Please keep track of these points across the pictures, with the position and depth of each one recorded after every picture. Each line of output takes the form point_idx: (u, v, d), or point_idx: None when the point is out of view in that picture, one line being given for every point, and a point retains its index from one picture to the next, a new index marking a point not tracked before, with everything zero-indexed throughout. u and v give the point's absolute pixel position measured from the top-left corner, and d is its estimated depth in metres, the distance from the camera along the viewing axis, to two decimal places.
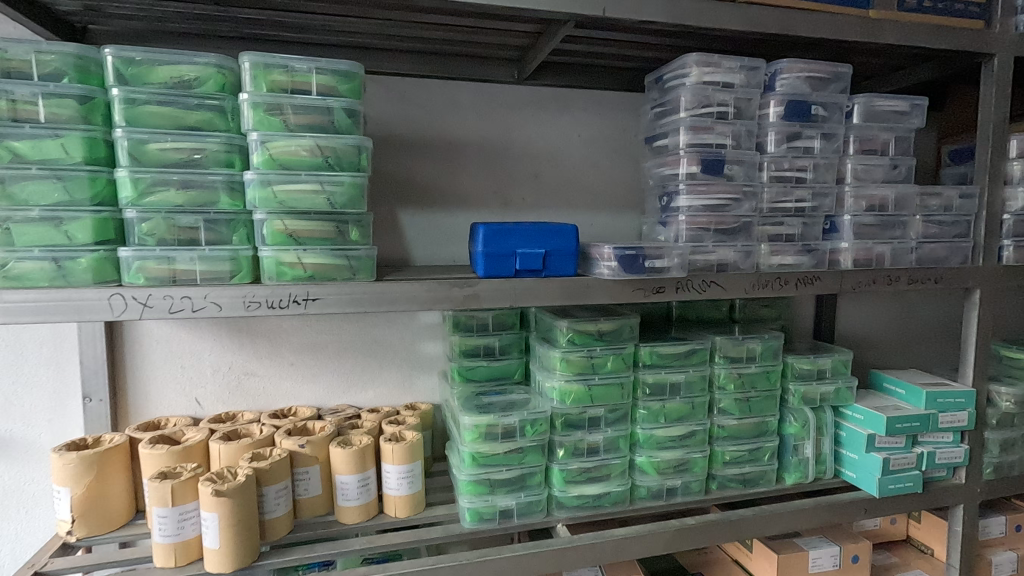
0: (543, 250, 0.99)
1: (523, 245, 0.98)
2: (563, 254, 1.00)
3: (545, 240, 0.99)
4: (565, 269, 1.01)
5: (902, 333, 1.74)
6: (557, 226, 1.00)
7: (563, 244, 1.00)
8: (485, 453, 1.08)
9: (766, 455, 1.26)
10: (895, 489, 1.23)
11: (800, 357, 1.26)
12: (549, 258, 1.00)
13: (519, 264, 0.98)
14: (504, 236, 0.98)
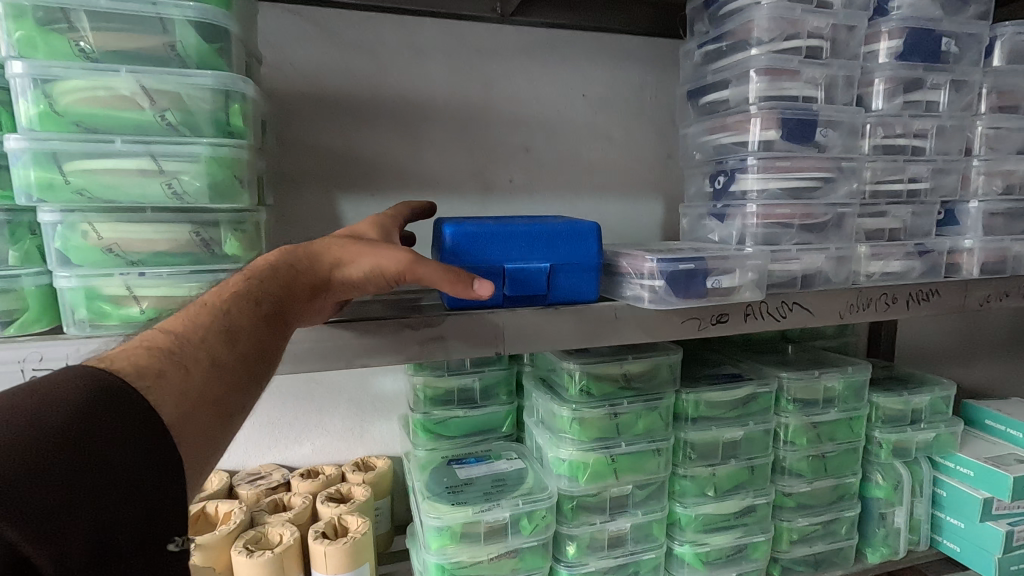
0: (546, 264, 0.63)
1: (515, 256, 0.62)
2: (578, 268, 0.64)
3: (548, 249, 0.63)
4: (582, 292, 0.65)
5: (968, 339, 1.43)
6: (568, 227, 0.64)
7: (577, 255, 0.64)
8: (461, 563, 0.73)
9: (845, 528, 0.93)
10: (1015, 569, 0.92)
11: (889, 395, 0.93)
12: (555, 277, 0.63)
13: (508, 287, 0.62)
14: (483, 244, 0.61)
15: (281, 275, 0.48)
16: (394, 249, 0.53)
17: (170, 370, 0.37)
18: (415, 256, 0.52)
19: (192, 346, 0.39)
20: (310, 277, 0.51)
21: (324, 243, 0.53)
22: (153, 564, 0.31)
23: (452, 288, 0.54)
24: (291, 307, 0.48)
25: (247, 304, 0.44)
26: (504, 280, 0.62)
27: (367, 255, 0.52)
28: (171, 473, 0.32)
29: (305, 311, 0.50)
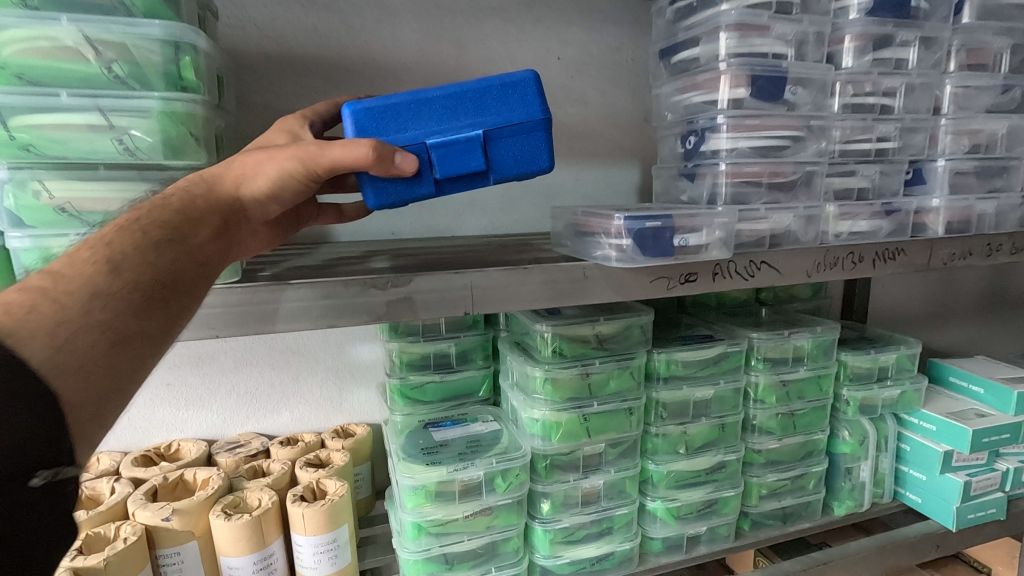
0: (475, 133, 0.54)
1: (435, 129, 0.54)
2: (513, 129, 0.56)
3: (474, 112, 0.55)
4: (525, 160, 0.57)
5: (939, 302, 1.46)
6: (494, 81, 0.55)
7: (510, 113, 0.55)
8: (437, 520, 0.74)
9: (812, 483, 0.95)
10: (974, 518, 0.95)
11: (857, 354, 0.95)
12: (490, 146, 0.55)
13: (436, 170, 0.55)
14: (398, 122, 0.54)
15: (179, 199, 0.44)
16: (291, 147, 0.49)
17: (44, 309, 0.33)
18: (317, 146, 0.49)
19: (66, 279, 0.35)
20: (213, 200, 0.46)
21: (228, 165, 0.50)
22: (15, 499, 0.30)
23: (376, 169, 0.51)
24: (197, 231, 0.44)
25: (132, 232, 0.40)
26: (430, 162, 0.55)
27: (270, 162, 0.49)
28: (38, 409, 0.30)
29: (221, 239, 0.46)
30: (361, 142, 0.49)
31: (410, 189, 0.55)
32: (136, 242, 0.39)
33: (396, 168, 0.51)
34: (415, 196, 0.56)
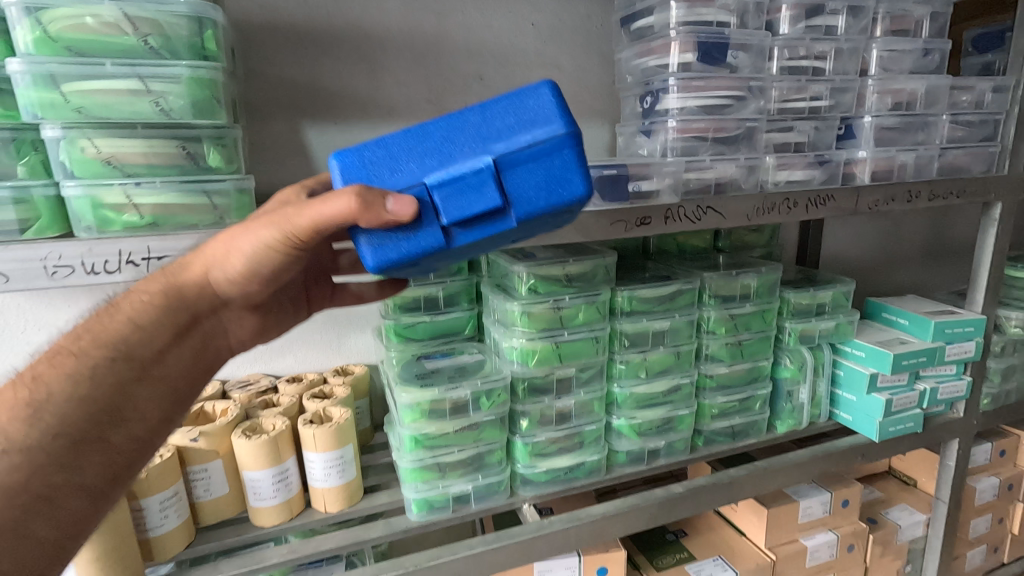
0: (485, 163, 0.45)
1: (437, 167, 0.46)
2: (533, 152, 0.45)
3: (480, 137, 0.45)
4: (557, 188, 0.46)
5: (886, 250, 1.60)
6: (507, 97, 0.45)
7: (524, 131, 0.45)
8: (431, 434, 0.87)
9: (757, 404, 1.10)
10: (895, 431, 1.10)
11: (798, 292, 1.08)
12: (507, 179, 0.45)
13: (441, 216, 0.46)
14: (397, 162, 0.46)
15: (130, 314, 0.48)
16: (258, 222, 0.46)
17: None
18: (279, 219, 0.45)
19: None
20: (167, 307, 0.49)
21: (200, 250, 0.51)
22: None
23: (370, 220, 0.43)
24: (142, 350, 0.48)
25: (71, 362, 0.44)
26: (434, 206, 0.46)
27: (240, 242, 0.47)
28: None
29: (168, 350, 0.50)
30: (345, 191, 0.42)
31: (414, 243, 0.47)
32: (72, 376, 0.44)
33: (390, 212, 0.43)
34: (424, 250, 0.47)
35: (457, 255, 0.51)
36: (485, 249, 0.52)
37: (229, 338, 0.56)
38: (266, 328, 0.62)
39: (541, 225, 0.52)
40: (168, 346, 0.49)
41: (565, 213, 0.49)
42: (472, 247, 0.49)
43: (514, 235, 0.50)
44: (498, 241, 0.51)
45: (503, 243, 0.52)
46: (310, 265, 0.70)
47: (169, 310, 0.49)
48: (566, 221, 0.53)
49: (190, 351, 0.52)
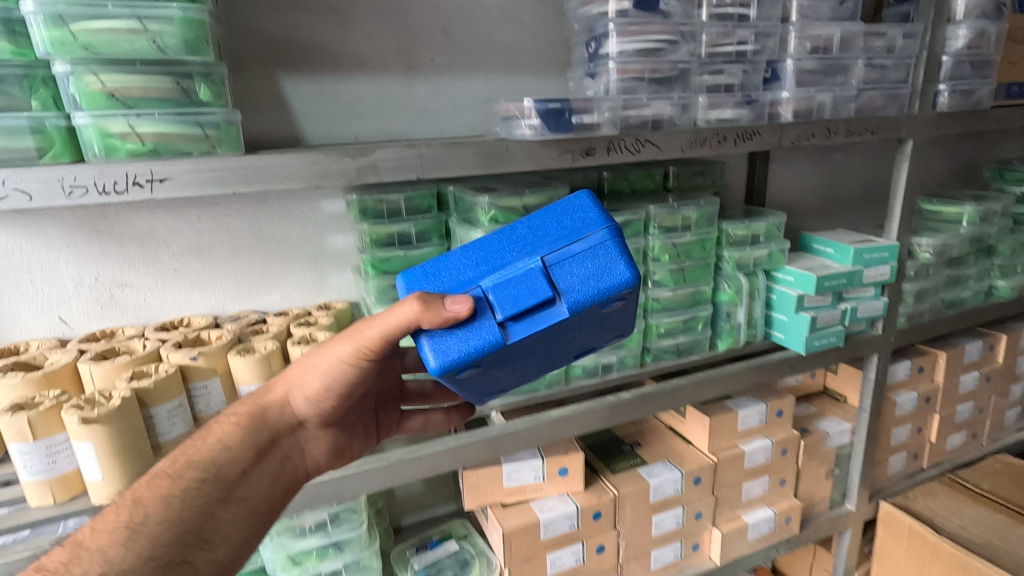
0: (534, 263, 0.62)
1: (493, 273, 0.64)
2: (570, 253, 0.63)
3: (530, 249, 0.64)
4: (595, 278, 0.62)
5: (827, 194, 1.74)
6: (545, 215, 0.65)
7: (562, 241, 0.63)
8: None
9: (699, 325, 1.23)
10: (820, 346, 1.25)
11: (734, 223, 1.21)
12: (552, 276, 0.62)
13: (500, 308, 0.62)
14: (462, 270, 0.65)
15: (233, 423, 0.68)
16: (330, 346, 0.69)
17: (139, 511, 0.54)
18: (344, 339, 0.68)
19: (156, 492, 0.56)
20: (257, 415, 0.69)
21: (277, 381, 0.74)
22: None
23: (437, 321, 0.60)
24: (241, 449, 0.65)
25: (197, 456, 0.62)
26: (494, 306, 0.63)
27: (315, 365, 0.70)
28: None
29: (259, 450, 0.67)
30: (409, 298, 0.60)
31: (478, 333, 0.63)
32: (200, 462, 0.61)
33: (448, 306, 0.60)
34: (487, 343, 0.63)
35: (516, 351, 0.66)
36: (539, 343, 0.67)
37: (304, 458, 0.74)
38: (337, 455, 0.80)
39: (589, 321, 0.68)
40: (260, 451, 0.67)
41: (611, 305, 0.65)
42: (529, 339, 0.64)
43: (566, 328, 0.66)
44: (554, 333, 0.66)
45: (553, 338, 0.68)
46: (381, 392, 0.87)
47: (255, 430, 0.68)
48: (608, 317, 0.68)
49: (272, 465, 0.68)
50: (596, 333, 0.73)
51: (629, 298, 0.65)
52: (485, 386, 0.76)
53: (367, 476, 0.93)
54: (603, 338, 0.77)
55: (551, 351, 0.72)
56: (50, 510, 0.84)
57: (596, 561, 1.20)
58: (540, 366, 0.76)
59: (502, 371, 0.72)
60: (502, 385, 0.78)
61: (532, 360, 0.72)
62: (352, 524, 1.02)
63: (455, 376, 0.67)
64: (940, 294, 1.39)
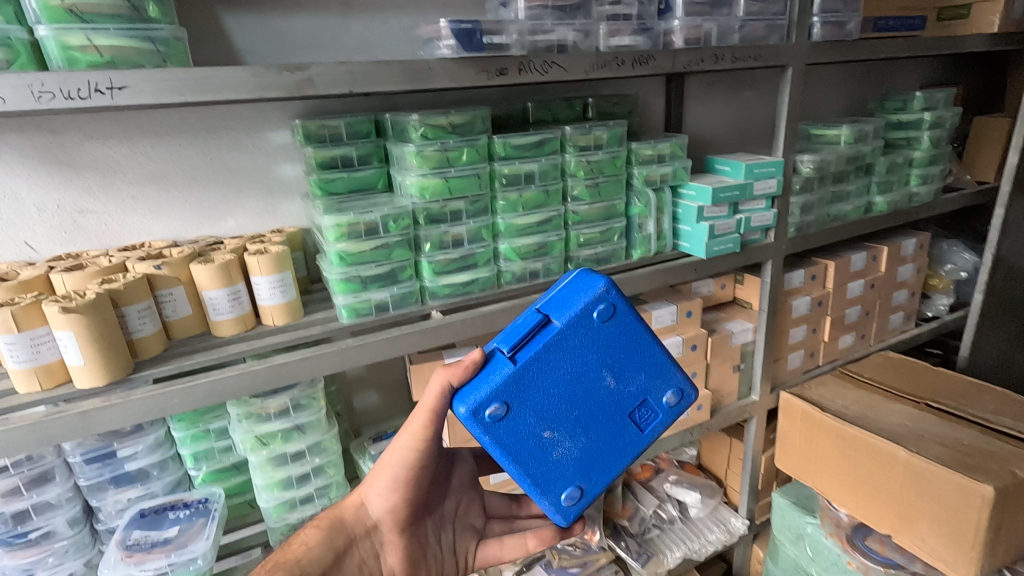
0: (528, 310, 0.85)
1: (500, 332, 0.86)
2: (554, 294, 0.85)
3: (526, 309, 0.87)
4: (574, 295, 0.81)
5: (739, 128, 1.92)
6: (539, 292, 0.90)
7: (546, 293, 0.87)
8: (352, 252, 1.12)
9: (615, 236, 1.40)
10: (719, 251, 1.44)
11: (642, 144, 1.37)
12: (543, 310, 0.83)
13: (504, 343, 0.81)
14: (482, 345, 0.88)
15: (316, 528, 0.86)
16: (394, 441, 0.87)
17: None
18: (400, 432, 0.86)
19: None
20: (336, 520, 0.86)
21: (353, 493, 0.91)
22: None
23: (460, 373, 0.80)
24: (322, 551, 0.83)
25: (289, 554, 0.81)
26: (501, 347, 0.82)
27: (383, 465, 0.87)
28: None
29: (336, 553, 0.84)
30: (437, 371, 0.82)
31: (493, 364, 0.80)
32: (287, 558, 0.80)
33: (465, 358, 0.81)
34: (502, 373, 0.78)
35: (533, 383, 0.79)
36: (560, 378, 0.80)
37: (380, 562, 0.88)
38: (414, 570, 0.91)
39: (597, 344, 0.81)
40: (335, 556, 0.84)
41: (602, 314, 0.80)
42: (539, 362, 0.79)
43: (573, 347, 0.80)
44: (563, 354, 0.80)
45: (569, 368, 0.80)
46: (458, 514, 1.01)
47: (334, 532, 0.85)
48: (612, 337, 0.82)
49: (348, 567, 0.84)
50: (626, 372, 0.83)
51: (619, 305, 0.81)
52: (546, 467, 0.81)
53: (321, 359, 1.08)
54: (654, 391, 0.85)
55: (587, 396, 0.81)
56: (37, 396, 0.96)
57: None
58: (596, 432, 0.82)
59: (547, 430, 0.80)
60: (569, 471, 0.82)
61: (571, 409, 0.81)
62: (311, 410, 1.19)
63: (492, 428, 0.78)
64: (824, 208, 1.60)
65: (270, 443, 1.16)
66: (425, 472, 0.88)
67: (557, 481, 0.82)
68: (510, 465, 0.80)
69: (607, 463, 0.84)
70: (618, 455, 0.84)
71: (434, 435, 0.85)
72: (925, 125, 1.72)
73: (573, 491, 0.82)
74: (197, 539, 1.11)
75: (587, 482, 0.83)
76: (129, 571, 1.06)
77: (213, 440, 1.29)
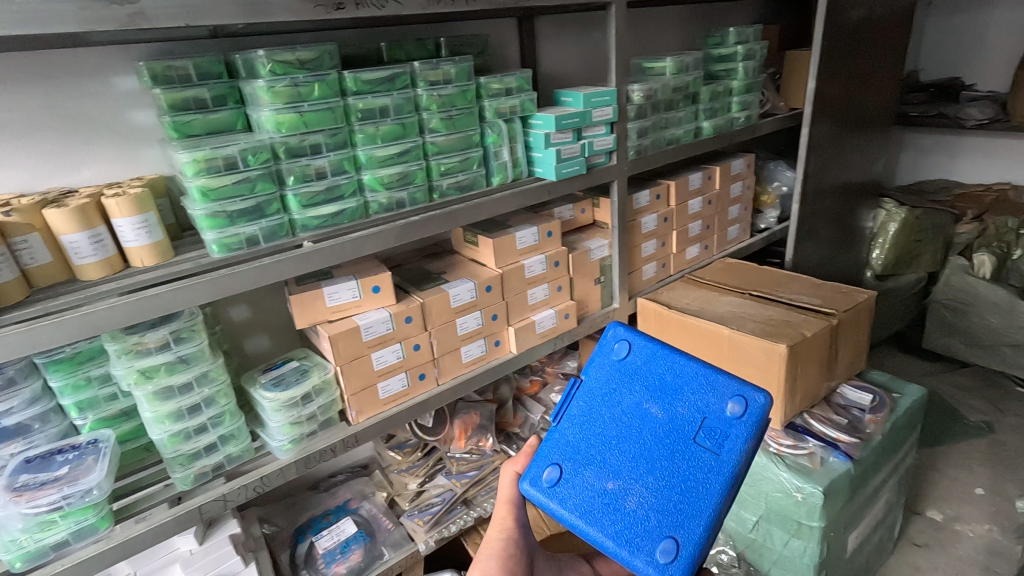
0: None
1: None
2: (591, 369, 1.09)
3: None
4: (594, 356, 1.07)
5: (590, 66, 2.11)
6: None
7: None
8: (214, 187, 1.18)
9: (474, 165, 1.55)
10: (568, 173, 1.62)
11: (490, 79, 1.52)
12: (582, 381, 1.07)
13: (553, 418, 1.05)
14: None
15: None
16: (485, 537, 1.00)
17: None
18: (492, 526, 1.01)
19: None
20: None
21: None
22: None
23: (521, 460, 1.04)
24: None
25: None
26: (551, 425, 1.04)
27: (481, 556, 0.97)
28: None
29: None
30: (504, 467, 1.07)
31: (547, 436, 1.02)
32: None
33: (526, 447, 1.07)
34: (553, 439, 1.00)
35: (578, 439, 0.98)
36: (604, 425, 0.98)
37: None
38: None
39: (627, 381, 1.00)
40: None
41: (618, 351, 1.03)
42: (578, 416, 1.01)
43: (604, 392, 1.01)
44: (598, 402, 1.01)
45: (609, 411, 0.99)
46: None
47: None
48: (635, 368, 1.01)
49: None
50: (668, 400, 0.96)
51: (633, 342, 1.03)
52: (624, 519, 0.88)
53: (196, 288, 1.14)
54: (712, 407, 0.93)
55: (637, 431, 0.95)
56: None
57: (414, 357, 1.53)
58: (661, 470, 0.91)
59: (609, 481, 0.92)
60: (651, 520, 0.87)
61: (624, 454, 0.94)
62: (193, 342, 1.27)
63: (554, 492, 0.94)
64: (658, 133, 1.84)
65: (154, 377, 1.23)
66: (518, 564, 0.95)
67: (643, 537, 0.86)
68: (587, 526, 0.90)
69: (689, 500, 0.88)
70: (697, 486, 0.88)
71: (518, 524, 0.99)
72: (739, 57, 2.00)
73: (664, 544, 0.85)
74: (90, 473, 1.17)
75: (678, 531, 0.86)
76: (19, 507, 1.10)
77: (96, 388, 1.31)
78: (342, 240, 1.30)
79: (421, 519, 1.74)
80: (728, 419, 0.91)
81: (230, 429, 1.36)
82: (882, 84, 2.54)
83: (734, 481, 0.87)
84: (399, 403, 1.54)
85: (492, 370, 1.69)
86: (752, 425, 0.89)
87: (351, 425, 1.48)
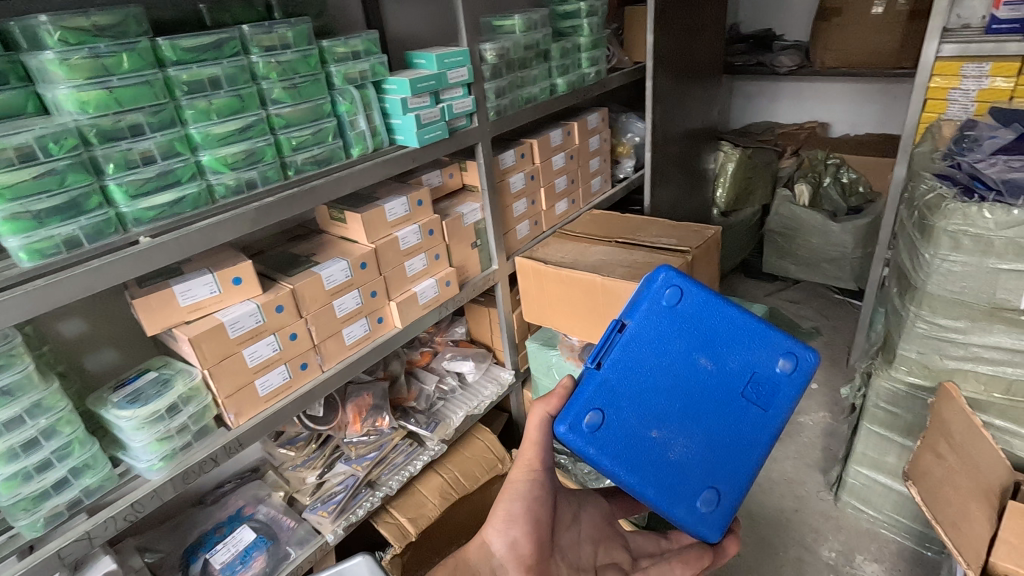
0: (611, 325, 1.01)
1: None
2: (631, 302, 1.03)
3: None
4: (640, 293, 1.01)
5: (440, 26, 2.06)
6: None
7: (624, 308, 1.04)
8: (6, 184, 0.98)
9: (329, 136, 1.45)
10: (431, 139, 1.59)
11: (333, 42, 1.42)
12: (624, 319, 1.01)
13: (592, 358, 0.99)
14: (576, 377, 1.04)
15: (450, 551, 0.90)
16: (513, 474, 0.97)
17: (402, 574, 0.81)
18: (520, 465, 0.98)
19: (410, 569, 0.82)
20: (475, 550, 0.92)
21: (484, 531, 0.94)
22: None
23: (553, 402, 1.00)
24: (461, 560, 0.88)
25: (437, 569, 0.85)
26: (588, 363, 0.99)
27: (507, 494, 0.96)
28: None
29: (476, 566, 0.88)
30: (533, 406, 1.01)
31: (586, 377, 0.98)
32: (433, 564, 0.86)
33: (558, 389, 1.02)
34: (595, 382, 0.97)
35: (621, 386, 0.97)
36: (649, 373, 0.97)
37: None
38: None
39: (677, 328, 0.98)
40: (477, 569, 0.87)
41: (670, 297, 0.98)
42: (621, 362, 0.98)
43: (652, 338, 0.98)
44: (647, 349, 0.98)
45: (658, 357, 0.98)
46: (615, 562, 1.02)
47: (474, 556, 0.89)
48: (685, 315, 0.98)
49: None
50: (716, 352, 0.98)
51: (685, 287, 0.99)
52: (667, 468, 0.95)
53: (6, 306, 0.96)
54: (761, 362, 0.98)
55: (686, 381, 0.97)
56: None
57: (292, 347, 1.45)
58: (706, 422, 0.97)
59: (655, 430, 0.96)
60: (694, 471, 0.96)
61: (671, 403, 0.96)
62: (15, 368, 1.09)
63: (592, 438, 0.95)
64: (515, 92, 1.86)
65: None
66: (541, 508, 0.95)
67: (687, 487, 0.96)
68: (631, 475, 0.94)
69: (731, 451, 0.97)
70: (738, 437, 0.97)
71: (545, 466, 0.97)
72: (582, 13, 2.06)
73: (707, 494, 0.95)
74: None
75: (719, 481, 0.96)
76: None
77: None
78: (188, 229, 1.18)
79: (325, 511, 1.68)
80: (778, 376, 0.97)
81: (82, 459, 1.19)
82: (710, 36, 2.77)
83: (773, 433, 0.98)
84: (282, 396, 1.46)
85: (379, 348, 1.65)
86: (797, 382, 0.97)
87: (231, 429, 1.37)
